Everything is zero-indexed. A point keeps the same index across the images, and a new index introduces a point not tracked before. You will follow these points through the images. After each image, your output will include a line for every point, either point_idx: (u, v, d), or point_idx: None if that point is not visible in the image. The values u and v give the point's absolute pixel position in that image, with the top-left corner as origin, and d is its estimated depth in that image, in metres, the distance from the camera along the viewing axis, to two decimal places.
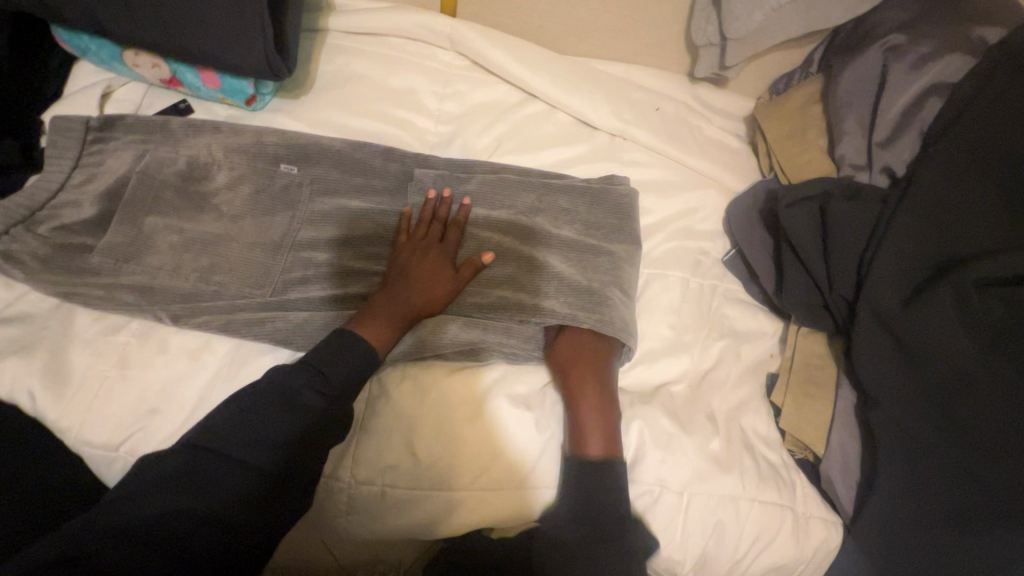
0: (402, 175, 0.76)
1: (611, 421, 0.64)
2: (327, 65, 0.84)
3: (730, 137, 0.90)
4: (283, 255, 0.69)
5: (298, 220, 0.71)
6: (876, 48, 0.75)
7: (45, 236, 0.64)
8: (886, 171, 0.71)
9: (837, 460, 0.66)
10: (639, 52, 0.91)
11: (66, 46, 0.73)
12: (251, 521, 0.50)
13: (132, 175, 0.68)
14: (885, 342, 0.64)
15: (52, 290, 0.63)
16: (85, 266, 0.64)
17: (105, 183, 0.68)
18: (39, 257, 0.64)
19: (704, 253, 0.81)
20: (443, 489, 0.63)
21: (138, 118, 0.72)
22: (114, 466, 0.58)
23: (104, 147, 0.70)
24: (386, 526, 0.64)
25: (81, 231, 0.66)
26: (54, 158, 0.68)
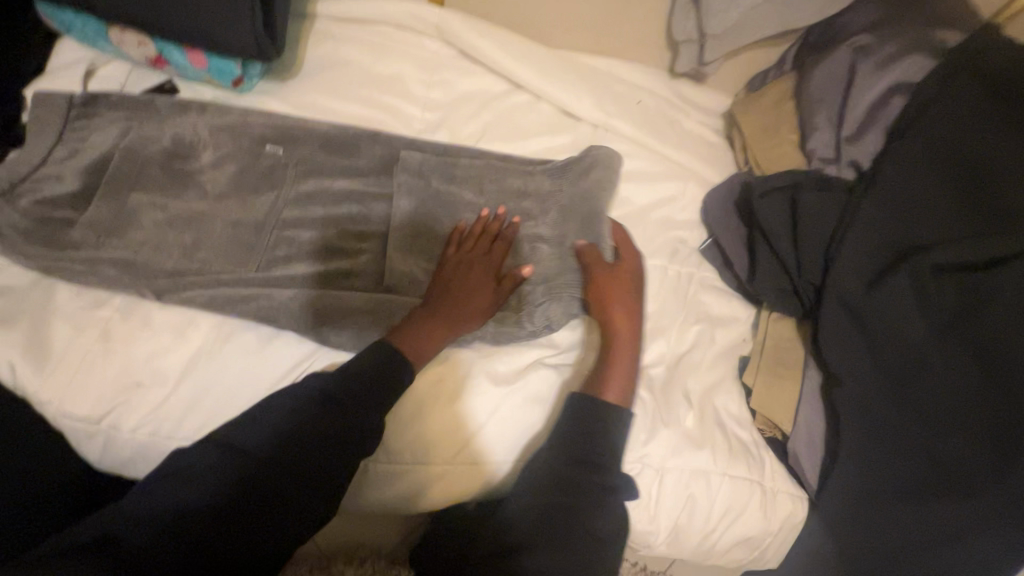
0: (387, 158, 0.76)
1: (631, 372, 0.66)
2: (315, 50, 0.85)
3: (708, 131, 0.93)
4: (267, 234, 0.69)
5: (282, 200, 0.71)
6: (845, 49, 0.79)
7: (26, 209, 0.64)
8: (853, 165, 0.75)
9: (804, 438, 0.69)
10: (622, 47, 0.93)
11: (50, 21, 0.73)
12: (232, 515, 0.49)
13: (117, 151, 0.68)
14: (849, 323, 0.67)
15: (30, 262, 0.62)
16: (67, 240, 0.64)
17: (88, 159, 0.67)
18: (19, 229, 0.63)
19: (682, 242, 0.83)
20: (410, 463, 0.64)
21: (122, 95, 0.72)
22: (96, 439, 0.59)
23: (89, 123, 0.70)
24: (355, 497, 0.65)
25: (64, 205, 0.65)
26: (36, 133, 0.67)
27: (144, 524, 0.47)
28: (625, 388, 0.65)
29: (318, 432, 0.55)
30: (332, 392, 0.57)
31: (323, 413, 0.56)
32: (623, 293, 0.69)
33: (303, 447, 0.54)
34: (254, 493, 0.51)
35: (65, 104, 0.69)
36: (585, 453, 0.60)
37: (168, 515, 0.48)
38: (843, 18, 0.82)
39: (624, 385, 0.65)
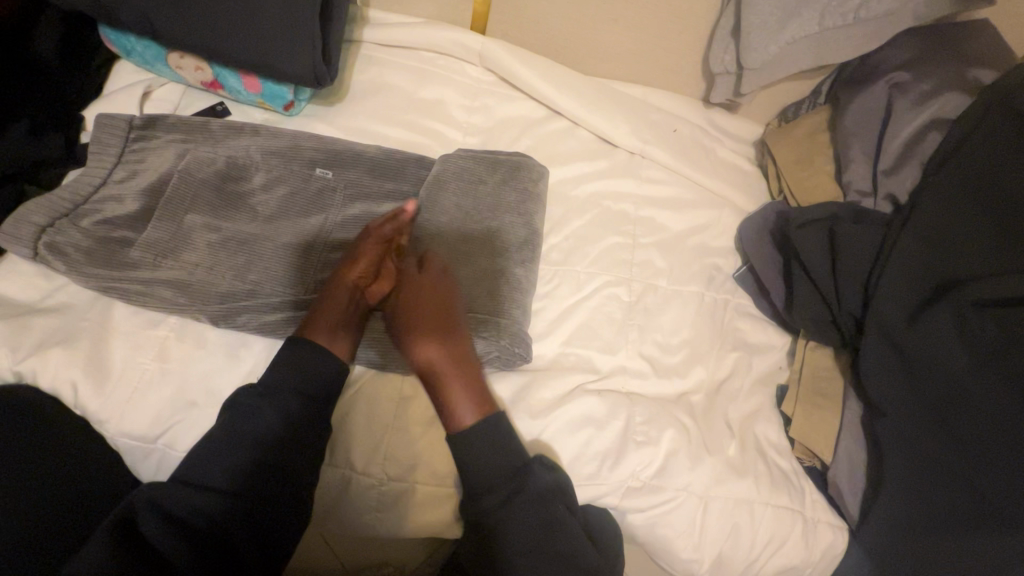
0: None
1: (470, 377, 0.64)
2: (361, 75, 0.87)
3: (741, 159, 0.95)
4: (316, 256, 0.70)
5: (330, 222, 0.72)
6: (882, 84, 0.81)
7: (89, 229, 0.65)
8: (889, 198, 0.77)
9: (845, 468, 0.70)
10: (658, 76, 0.95)
11: (112, 45, 0.75)
12: (236, 522, 0.55)
13: (174, 173, 0.70)
14: (891, 355, 0.68)
15: (91, 282, 0.63)
16: (125, 260, 0.65)
17: (147, 181, 0.69)
18: (82, 249, 0.64)
19: (717, 269, 0.85)
20: (406, 483, 0.64)
21: (178, 118, 0.74)
22: (152, 457, 0.60)
23: (148, 145, 0.71)
24: (352, 515, 0.65)
25: (123, 225, 0.67)
26: (97, 153, 0.69)
27: (125, 550, 0.51)
28: (475, 395, 0.64)
29: (285, 465, 0.58)
30: (315, 418, 0.60)
31: (305, 435, 0.59)
32: (427, 304, 0.66)
33: (271, 482, 0.57)
34: (224, 524, 0.55)
35: (126, 126, 0.71)
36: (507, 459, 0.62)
37: (147, 541, 0.53)
38: (879, 54, 0.83)
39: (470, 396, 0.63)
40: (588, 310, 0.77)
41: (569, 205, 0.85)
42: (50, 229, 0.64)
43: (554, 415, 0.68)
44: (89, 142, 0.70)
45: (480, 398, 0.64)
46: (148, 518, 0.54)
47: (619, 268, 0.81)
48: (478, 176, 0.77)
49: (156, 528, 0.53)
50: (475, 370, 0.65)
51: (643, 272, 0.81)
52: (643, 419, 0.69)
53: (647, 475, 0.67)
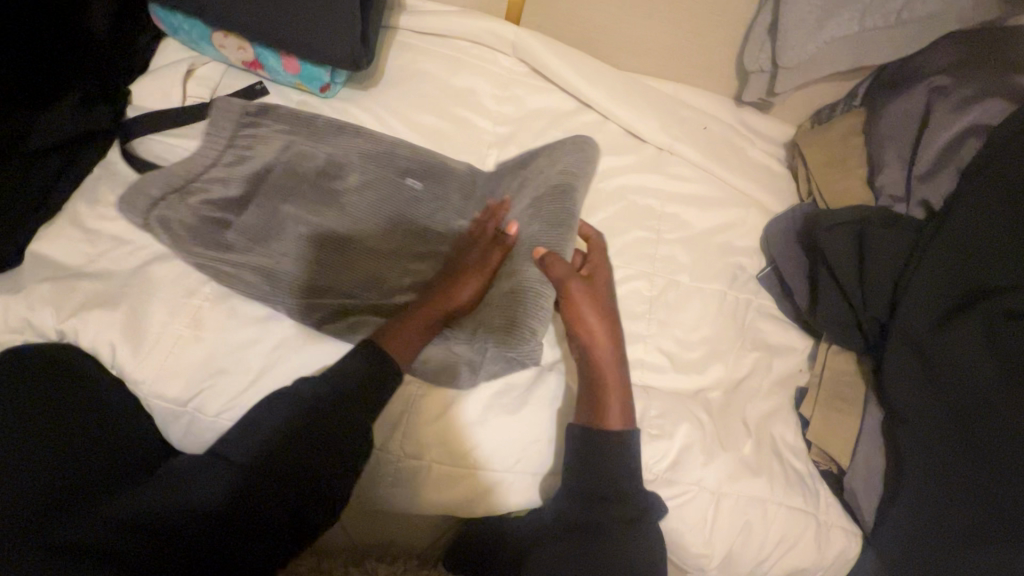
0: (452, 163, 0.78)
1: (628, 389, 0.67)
2: (395, 62, 0.88)
3: (772, 160, 0.94)
4: (384, 248, 0.72)
5: (382, 209, 0.73)
6: (921, 87, 0.79)
7: (195, 207, 0.70)
8: (923, 204, 0.75)
9: (862, 473, 0.69)
10: (690, 72, 0.95)
11: (160, 23, 0.78)
12: (231, 509, 0.52)
13: (276, 163, 0.73)
14: (916, 363, 0.67)
15: (190, 256, 0.67)
16: (223, 241, 0.69)
17: (251, 169, 0.72)
18: (186, 225, 0.68)
19: (741, 268, 0.84)
20: (421, 459, 0.66)
21: (276, 107, 0.76)
22: (180, 420, 0.63)
23: (257, 131, 0.74)
24: (371, 486, 0.68)
25: (221, 208, 0.71)
26: (209, 136, 0.73)
27: (114, 527, 0.49)
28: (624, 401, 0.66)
29: (286, 456, 0.55)
30: (318, 409, 0.58)
31: (328, 417, 0.57)
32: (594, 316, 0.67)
33: (247, 509, 0.52)
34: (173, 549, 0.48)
35: (239, 112, 0.74)
36: (601, 477, 0.62)
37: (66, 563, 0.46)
38: (920, 58, 0.82)
39: (622, 400, 0.65)
40: None
41: (595, 197, 0.85)
42: (161, 203, 0.69)
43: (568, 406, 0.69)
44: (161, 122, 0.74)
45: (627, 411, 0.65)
46: (123, 510, 0.50)
47: (641, 262, 0.81)
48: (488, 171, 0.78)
49: (94, 539, 0.47)
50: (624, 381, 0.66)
51: (665, 267, 0.81)
52: (659, 413, 0.69)
53: (660, 468, 0.67)
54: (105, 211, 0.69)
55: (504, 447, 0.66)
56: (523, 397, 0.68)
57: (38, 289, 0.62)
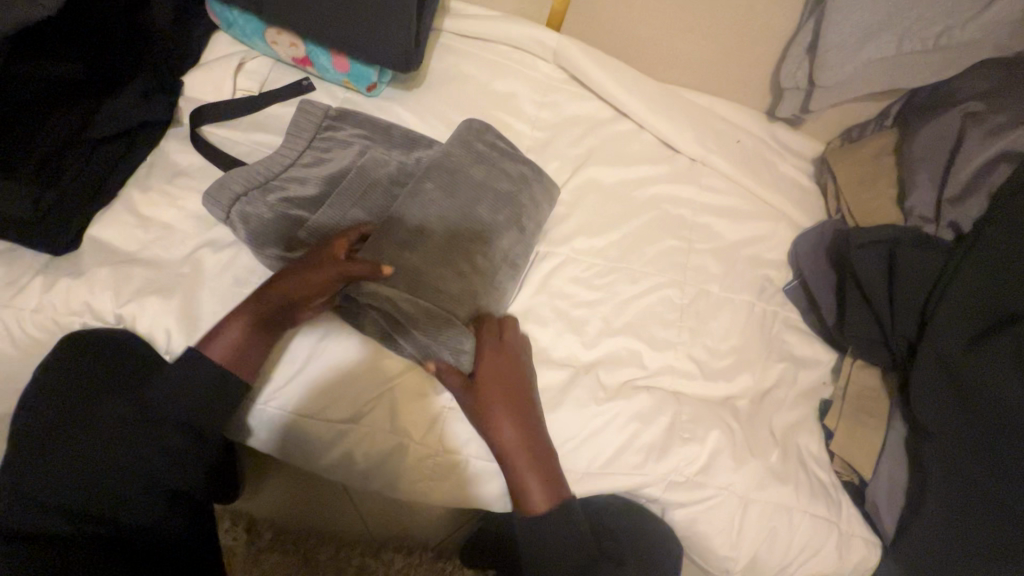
0: (484, 152, 0.77)
1: (550, 473, 0.66)
2: (438, 63, 0.90)
3: (801, 175, 0.96)
4: (426, 234, 0.70)
5: (420, 191, 0.72)
6: (955, 112, 0.81)
7: (273, 204, 0.69)
8: (952, 226, 0.76)
9: (884, 486, 0.71)
10: (725, 86, 0.96)
11: (215, 17, 0.80)
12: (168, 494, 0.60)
13: (352, 168, 0.73)
14: (943, 381, 0.69)
15: (264, 251, 0.67)
16: (298, 240, 0.68)
17: (329, 171, 0.73)
18: (263, 221, 0.68)
19: (769, 280, 0.86)
20: (451, 454, 0.68)
21: (342, 111, 0.78)
22: None
23: (334, 135, 0.76)
24: (394, 479, 0.69)
25: (301, 206, 0.71)
26: (292, 136, 0.74)
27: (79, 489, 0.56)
28: (549, 480, 0.65)
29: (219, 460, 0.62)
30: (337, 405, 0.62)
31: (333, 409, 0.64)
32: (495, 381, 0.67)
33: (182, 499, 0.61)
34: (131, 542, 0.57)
35: (322, 115, 0.76)
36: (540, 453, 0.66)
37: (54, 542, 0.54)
38: (954, 83, 0.83)
39: (545, 483, 0.65)
40: (641, 309, 0.79)
41: (629, 205, 0.86)
42: (243, 198, 0.69)
43: (600, 409, 0.71)
44: (213, 115, 0.76)
45: (555, 489, 0.65)
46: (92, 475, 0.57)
47: (673, 270, 0.83)
48: (516, 175, 0.78)
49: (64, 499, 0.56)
50: (534, 439, 0.66)
51: (696, 277, 0.83)
52: (689, 418, 0.72)
53: (690, 471, 0.70)
54: (156, 198, 0.70)
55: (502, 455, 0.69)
56: (555, 398, 0.71)
57: (99, 274, 0.64)
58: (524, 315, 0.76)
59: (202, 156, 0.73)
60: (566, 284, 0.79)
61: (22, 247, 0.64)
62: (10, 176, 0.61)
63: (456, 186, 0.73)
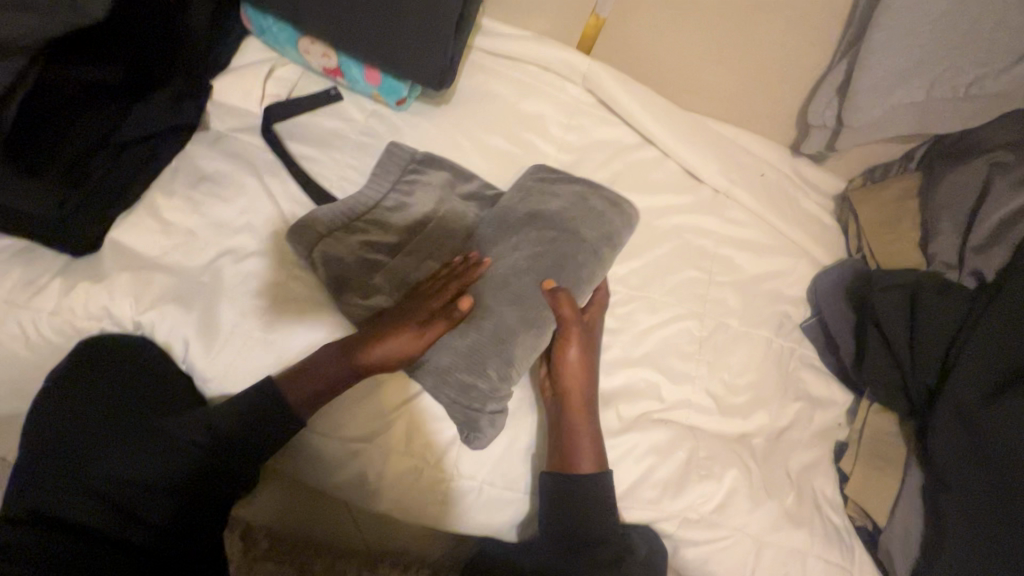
0: (541, 185, 0.76)
1: (594, 437, 0.67)
2: (467, 80, 0.90)
3: (823, 213, 0.96)
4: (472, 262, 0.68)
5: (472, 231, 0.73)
6: (981, 160, 0.81)
7: (329, 227, 0.69)
8: (976, 275, 0.76)
9: (900, 535, 0.70)
10: (751, 118, 0.97)
11: (249, 23, 0.79)
12: (148, 503, 0.56)
13: (413, 203, 0.73)
14: (962, 431, 0.69)
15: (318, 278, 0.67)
16: (346, 266, 0.67)
17: (391, 200, 0.73)
18: (323, 249, 0.67)
19: (787, 316, 0.86)
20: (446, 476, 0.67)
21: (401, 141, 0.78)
22: None
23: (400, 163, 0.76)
24: (390, 500, 0.68)
25: (361, 236, 0.70)
26: (376, 178, 0.74)
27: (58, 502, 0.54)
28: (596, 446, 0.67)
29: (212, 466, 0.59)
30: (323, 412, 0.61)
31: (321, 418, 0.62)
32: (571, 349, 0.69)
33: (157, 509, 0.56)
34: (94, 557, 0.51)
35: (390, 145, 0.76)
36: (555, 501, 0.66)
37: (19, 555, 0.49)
38: (981, 131, 0.84)
39: (592, 446, 0.67)
40: (661, 340, 0.78)
41: (652, 234, 0.86)
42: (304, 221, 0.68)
43: (616, 441, 0.71)
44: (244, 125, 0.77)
45: (596, 452, 0.67)
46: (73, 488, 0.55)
47: (693, 302, 0.82)
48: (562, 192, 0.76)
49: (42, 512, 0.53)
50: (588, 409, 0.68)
51: (716, 309, 0.83)
52: (706, 455, 0.72)
53: (704, 506, 0.69)
54: (180, 202, 0.69)
55: (512, 491, 0.69)
56: None
57: (120, 280, 0.63)
58: None
59: (225, 163, 0.72)
60: None
61: (42, 247, 0.63)
62: (39, 175, 0.59)
63: (519, 230, 0.71)
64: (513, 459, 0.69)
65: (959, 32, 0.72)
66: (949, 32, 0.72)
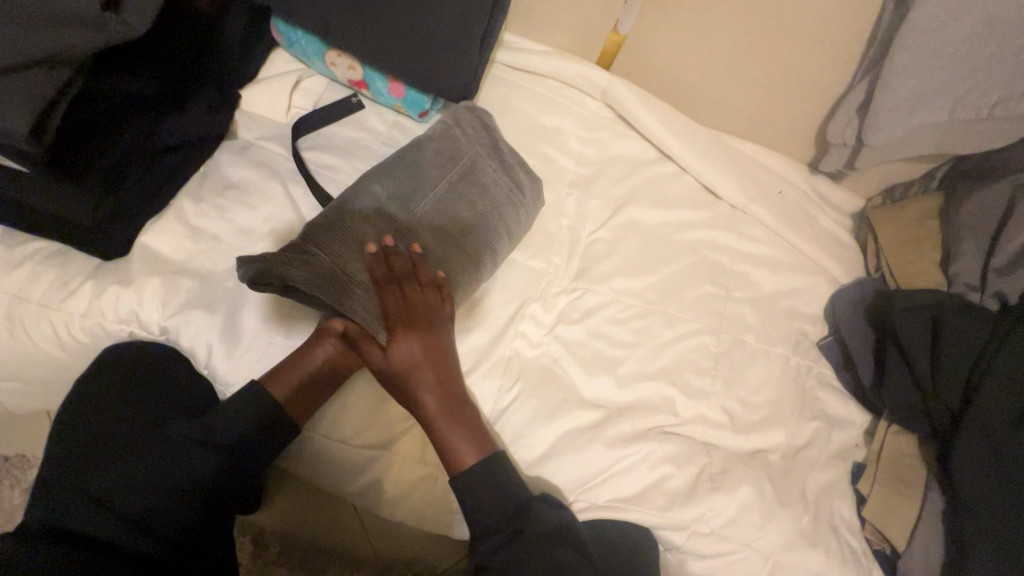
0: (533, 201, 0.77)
1: (460, 421, 0.64)
2: (488, 93, 0.91)
3: (842, 231, 0.95)
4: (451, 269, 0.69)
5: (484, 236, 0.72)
6: (1005, 182, 0.80)
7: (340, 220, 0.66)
8: (998, 296, 0.76)
9: (920, 560, 0.69)
10: (769, 135, 0.97)
11: (278, 35, 0.81)
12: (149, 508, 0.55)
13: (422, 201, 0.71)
14: (987, 457, 0.67)
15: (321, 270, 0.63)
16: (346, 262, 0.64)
17: (402, 193, 0.70)
18: (323, 239, 0.65)
19: (804, 334, 0.85)
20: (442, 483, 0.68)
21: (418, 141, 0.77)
22: None
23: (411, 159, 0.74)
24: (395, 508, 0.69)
25: (366, 227, 0.67)
26: (396, 180, 0.71)
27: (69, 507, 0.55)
28: (477, 437, 0.64)
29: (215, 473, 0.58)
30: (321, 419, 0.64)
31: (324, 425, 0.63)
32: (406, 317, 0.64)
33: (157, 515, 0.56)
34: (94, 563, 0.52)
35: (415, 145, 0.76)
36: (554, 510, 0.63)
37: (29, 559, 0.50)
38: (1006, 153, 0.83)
39: (470, 437, 0.63)
40: (676, 355, 0.78)
41: (669, 248, 0.86)
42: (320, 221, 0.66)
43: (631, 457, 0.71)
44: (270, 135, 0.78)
45: (477, 441, 0.64)
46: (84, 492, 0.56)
47: (710, 317, 0.82)
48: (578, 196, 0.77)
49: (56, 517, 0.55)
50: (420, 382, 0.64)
51: (732, 325, 0.83)
52: (720, 470, 0.72)
53: (718, 525, 0.69)
54: (207, 209, 0.70)
55: None
56: (587, 442, 0.71)
57: (149, 284, 0.65)
58: (561, 353, 0.76)
59: (250, 170, 0.74)
60: (604, 325, 0.78)
61: (75, 251, 0.65)
62: (77, 179, 0.61)
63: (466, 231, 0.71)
64: (529, 470, 0.70)
65: (983, 55, 0.71)
66: (973, 54, 0.71)
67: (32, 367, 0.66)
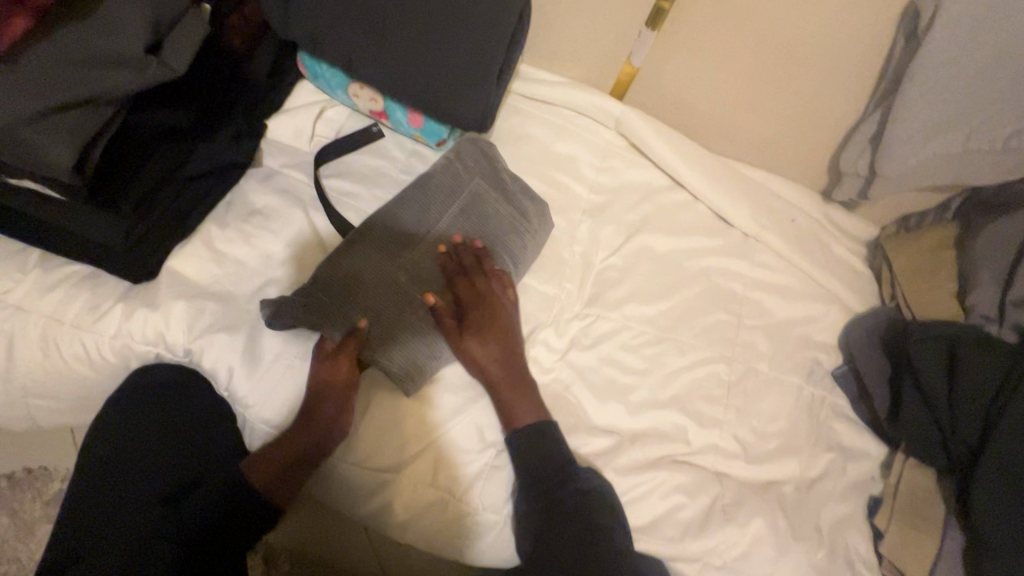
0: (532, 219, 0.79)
1: (521, 393, 0.70)
2: (504, 122, 0.94)
3: (856, 259, 0.95)
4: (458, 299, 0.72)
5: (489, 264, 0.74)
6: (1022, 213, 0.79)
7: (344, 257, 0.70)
8: (1016, 329, 0.74)
9: None
10: (782, 163, 0.98)
11: (303, 68, 0.85)
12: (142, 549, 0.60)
13: (426, 232, 0.74)
14: (1009, 496, 0.65)
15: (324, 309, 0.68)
16: (349, 297, 0.68)
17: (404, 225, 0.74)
18: (327, 277, 0.68)
19: (818, 363, 0.85)
20: (449, 507, 0.68)
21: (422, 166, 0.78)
22: (254, 437, 0.67)
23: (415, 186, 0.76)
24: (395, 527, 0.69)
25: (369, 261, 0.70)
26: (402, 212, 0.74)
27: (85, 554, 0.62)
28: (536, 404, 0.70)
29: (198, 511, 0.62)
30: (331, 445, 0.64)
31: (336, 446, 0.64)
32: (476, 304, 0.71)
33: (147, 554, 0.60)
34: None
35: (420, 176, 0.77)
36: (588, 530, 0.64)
37: None
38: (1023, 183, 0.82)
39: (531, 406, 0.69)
40: (687, 383, 0.78)
41: (681, 275, 0.87)
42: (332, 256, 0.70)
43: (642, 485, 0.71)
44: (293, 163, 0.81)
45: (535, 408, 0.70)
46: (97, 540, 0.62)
47: (722, 345, 0.82)
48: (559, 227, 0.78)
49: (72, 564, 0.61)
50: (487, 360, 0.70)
51: (745, 354, 0.82)
52: (733, 501, 0.71)
53: (730, 557, 0.68)
54: (232, 235, 0.73)
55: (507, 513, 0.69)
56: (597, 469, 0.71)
57: (175, 307, 0.67)
58: (572, 379, 0.77)
59: (274, 198, 0.77)
60: (615, 352, 0.79)
61: (106, 274, 0.68)
62: (113, 209, 0.64)
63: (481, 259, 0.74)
64: None
65: (997, 88, 0.71)
66: (984, 89, 0.71)
67: (63, 385, 0.69)
